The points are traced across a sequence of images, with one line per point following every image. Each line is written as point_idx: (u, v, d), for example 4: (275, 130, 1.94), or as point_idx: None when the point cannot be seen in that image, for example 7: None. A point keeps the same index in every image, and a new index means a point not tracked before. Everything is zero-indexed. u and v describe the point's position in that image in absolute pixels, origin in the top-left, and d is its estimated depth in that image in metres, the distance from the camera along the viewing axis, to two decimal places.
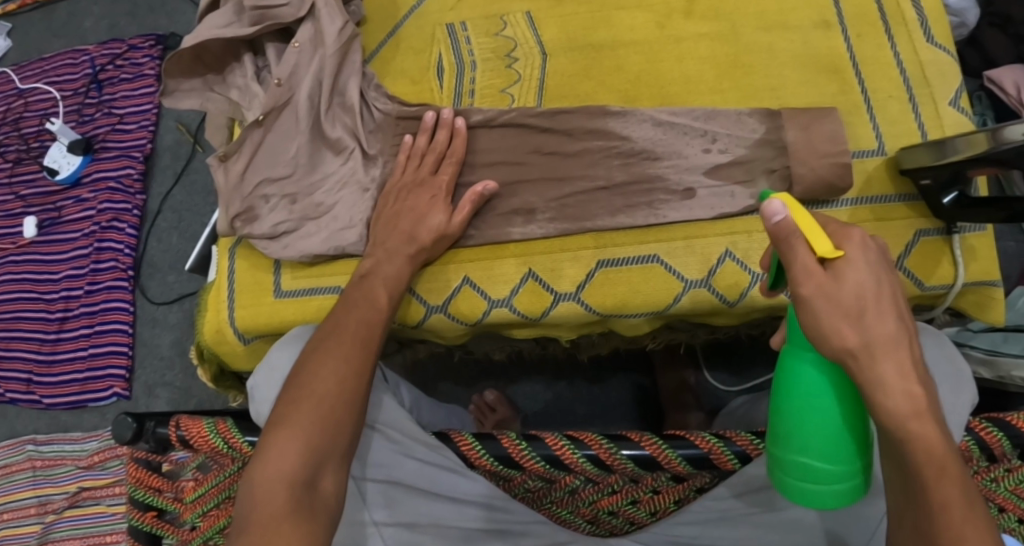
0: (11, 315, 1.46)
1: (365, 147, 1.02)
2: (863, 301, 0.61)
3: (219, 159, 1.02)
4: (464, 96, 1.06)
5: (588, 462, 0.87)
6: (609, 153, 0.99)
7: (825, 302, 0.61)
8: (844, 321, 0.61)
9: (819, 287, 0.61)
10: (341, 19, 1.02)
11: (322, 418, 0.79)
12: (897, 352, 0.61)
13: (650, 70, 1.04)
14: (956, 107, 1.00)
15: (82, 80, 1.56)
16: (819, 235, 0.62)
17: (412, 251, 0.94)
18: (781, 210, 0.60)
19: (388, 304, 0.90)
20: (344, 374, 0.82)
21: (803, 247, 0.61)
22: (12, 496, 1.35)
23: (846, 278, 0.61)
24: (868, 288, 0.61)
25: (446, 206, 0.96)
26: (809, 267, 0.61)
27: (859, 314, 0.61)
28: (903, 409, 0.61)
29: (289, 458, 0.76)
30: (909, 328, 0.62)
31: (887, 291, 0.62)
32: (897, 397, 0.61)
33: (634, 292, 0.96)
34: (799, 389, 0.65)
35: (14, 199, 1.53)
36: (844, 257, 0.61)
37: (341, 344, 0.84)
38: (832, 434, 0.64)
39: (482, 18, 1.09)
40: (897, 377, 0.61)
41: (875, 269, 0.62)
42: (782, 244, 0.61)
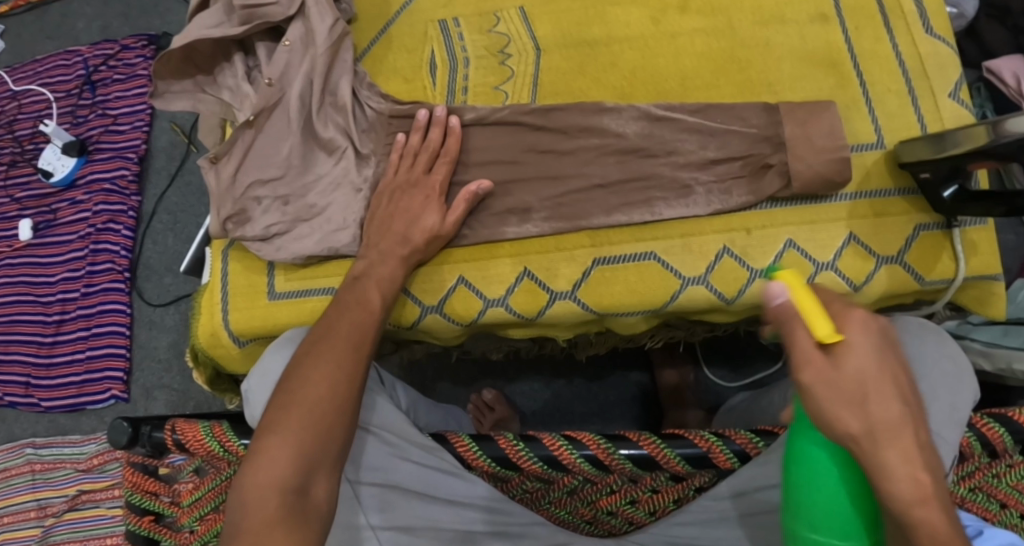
0: (8, 318, 1.46)
1: (358, 147, 1.01)
2: (865, 386, 0.60)
3: (210, 161, 1.00)
4: (458, 94, 1.04)
5: (586, 463, 0.87)
6: (604, 151, 0.98)
7: (825, 388, 0.60)
8: (847, 408, 0.60)
9: (818, 373, 0.60)
10: (331, 18, 1.01)
11: (313, 423, 0.78)
12: (901, 438, 0.60)
13: (645, 66, 1.02)
14: (956, 100, 0.99)
15: (74, 81, 1.55)
16: (822, 318, 0.59)
17: (406, 252, 0.94)
18: (781, 293, 0.60)
19: (381, 306, 0.89)
20: (336, 378, 0.81)
21: (803, 331, 0.60)
22: (10, 500, 1.35)
23: (847, 363, 0.60)
24: (870, 372, 0.60)
25: (440, 206, 0.95)
26: (807, 352, 0.60)
27: (863, 399, 0.60)
28: (909, 494, 0.60)
29: (280, 465, 0.75)
30: (915, 412, 0.62)
31: (889, 372, 0.61)
32: (902, 480, 0.60)
33: (630, 291, 0.95)
34: (807, 467, 0.64)
35: (10, 202, 1.52)
36: (844, 341, 0.60)
37: (334, 348, 0.83)
38: (839, 512, 0.64)
39: (474, 15, 1.08)
40: (901, 461, 0.60)
41: (876, 352, 0.60)
42: (782, 326, 0.61)
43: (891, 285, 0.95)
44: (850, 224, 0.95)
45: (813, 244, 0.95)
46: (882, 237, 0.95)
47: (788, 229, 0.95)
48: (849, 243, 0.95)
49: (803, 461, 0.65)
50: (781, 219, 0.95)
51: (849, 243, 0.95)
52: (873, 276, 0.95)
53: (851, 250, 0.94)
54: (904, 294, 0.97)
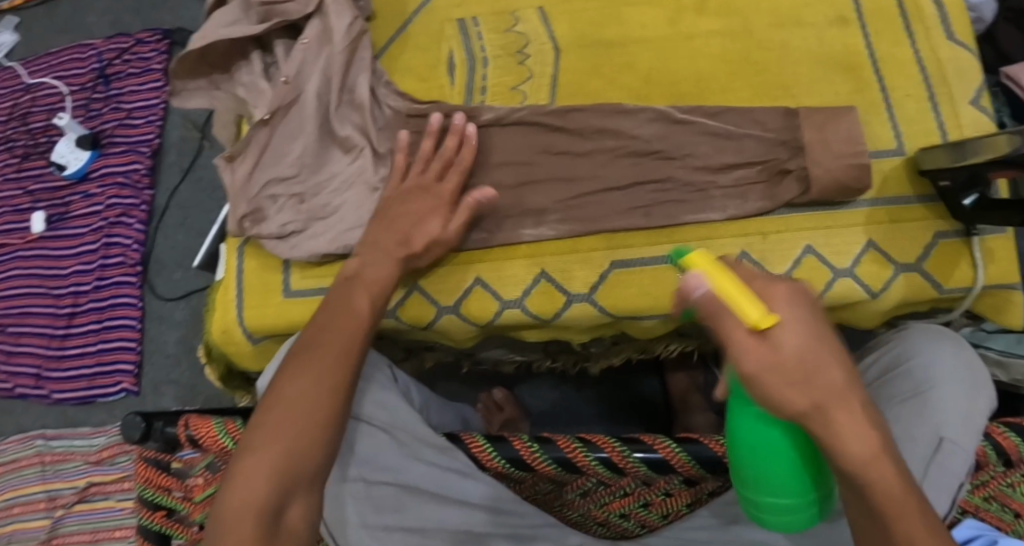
0: (20, 310, 1.46)
1: (375, 146, 1.00)
2: (806, 366, 0.60)
3: (226, 160, 1.01)
4: (475, 94, 1.04)
5: (600, 466, 0.87)
6: (621, 153, 0.97)
7: (767, 373, 0.60)
8: (793, 388, 0.60)
9: (758, 360, 0.60)
10: (349, 16, 1.02)
11: (288, 441, 0.75)
12: (849, 404, 0.61)
13: (663, 67, 1.02)
14: (976, 106, 0.98)
15: (89, 75, 1.55)
16: (746, 303, 0.60)
17: (405, 254, 0.91)
18: (701, 283, 0.62)
19: (370, 310, 0.86)
20: (312, 391, 0.77)
21: (732, 318, 0.60)
22: (21, 490, 1.36)
23: (783, 344, 0.60)
24: (808, 350, 0.60)
25: (444, 212, 0.94)
26: (743, 340, 0.60)
27: (806, 377, 0.60)
28: (861, 454, 0.61)
29: (253, 487, 0.72)
30: (855, 376, 0.62)
31: (825, 343, 0.61)
32: (853, 442, 0.61)
33: (646, 294, 0.95)
34: (757, 443, 0.66)
35: (22, 194, 1.52)
36: (777, 321, 0.60)
37: (315, 360, 0.80)
38: (791, 476, 0.66)
39: (492, 14, 1.07)
40: (855, 430, 0.61)
41: (811, 325, 0.61)
42: (713, 317, 0.62)
43: (908, 293, 0.95)
44: (867, 231, 0.94)
45: (831, 250, 0.94)
46: (898, 243, 0.94)
47: (805, 235, 0.95)
48: (867, 250, 0.94)
49: (751, 438, 0.66)
50: (798, 225, 0.95)
51: (867, 250, 0.94)
52: (890, 284, 0.94)
53: (868, 257, 0.94)
54: (920, 301, 0.96)
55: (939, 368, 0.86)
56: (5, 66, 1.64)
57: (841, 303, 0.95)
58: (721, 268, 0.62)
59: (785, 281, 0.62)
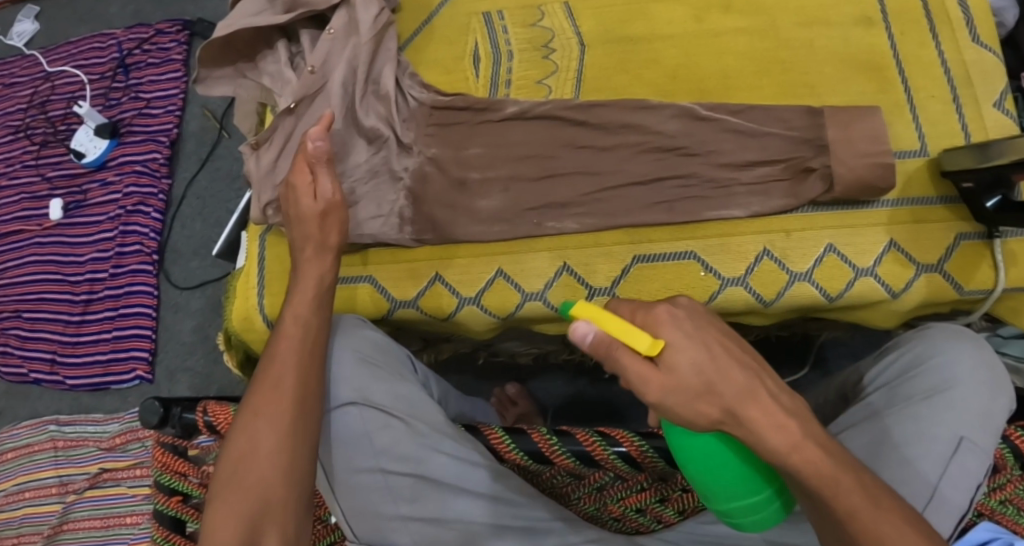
0: (36, 296, 1.46)
1: (399, 136, 1.01)
2: (705, 377, 0.63)
3: (251, 147, 1.01)
4: (500, 86, 1.04)
5: (619, 459, 0.87)
6: (644, 148, 0.97)
7: (672, 395, 0.63)
8: (699, 401, 0.63)
9: (660, 387, 0.63)
10: (376, 7, 1.02)
11: (257, 482, 0.74)
12: (757, 400, 0.64)
13: (689, 64, 1.02)
14: (1000, 109, 0.98)
15: (109, 64, 1.56)
16: (635, 334, 0.63)
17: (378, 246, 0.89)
18: (588, 328, 0.63)
19: (315, 320, 0.82)
20: (272, 426, 0.76)
21: (626, 352, 0.63)
22: (33, 475, 1.37)
23: (678, 364, 0.63)
24: (704, 362, 0.63)
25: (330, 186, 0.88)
26: (642, 371, 0.63)
27: (709, 389, 0.63)
28: (781, 444, 0.63)
29: (228, 532, 0.73)
30: (756, 369, 0.65)
31: (719, 350, 0.64)
32: (772, 436, 0.63)
33: (669, 289, 0.94)
34: (701, 459, 0.67)
35: (40, 181, 1.53)
36: (665, 344, 0.63)
37: (270, 392, 0.78)
38: (743, 478, 0.67)
39: (518, 8, 1.08)
40: (772, 426, 0.64)
41: (698, 340, 0.64)
42: (608, 357, 0.64)
43: (929, 293, 0.94)
44: (890, 231, 0.95)
45: (853, 249, 0.94)
46: (921, 244, 0.94)
47: (828, 234, 0.95)
48: (889, 250, 0.94)
49: (694, 454, 0.67)
50: (821, 223, 0.95)
51: (888, 250, 0.94)
52: (912, 284, 0.94)
53: (890, 257, 0.94)
54: (941, 302, 0.96)
55: (956, 374, 0.85)
56: (25, 54, 1.65)
57: (862, 302, 0.95)
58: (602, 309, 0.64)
59: (663, 304, 0.65)
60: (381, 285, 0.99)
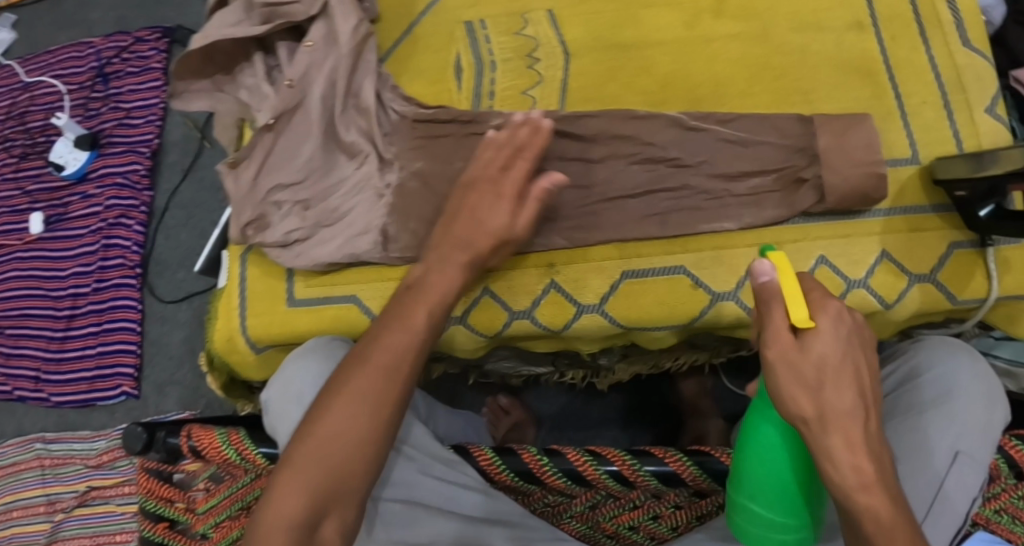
0: (19, 312, 1.44)
1: (381, 152, 0.98)
2: (823, 373, 0.65)
3: (229, 166, 0.98)
4: (483, 98, 1.01)
5: (611, 478, 0.89)
6: (633, 159, 0.94)
7: (786, 368, 0.65)
8: (804, 391, 0.65)
9: (783, 352, 0.65)
10: (356, 18, 0.99)
11: (332, 463, 0.75)
12: (849, 427, 0.65)
13: (677, 71, 1.00)
14: (993, 115, 0.96)
15: (87, 73, 1.53)
16: (799, 304, 0.65)
17: (466, 257, 0.85)
18: (768, 270, 0.65)
19: (425, 326, 0.81)
20: (360, 412, 0.77)
21: (779, 313, 0.66)
22: (19, 494, 1.35)
23: (812, 349, 0.65)
24: (836, 359, 0.65)
25: (511, 213, 0.86)
26: (779, 331, 0.65)
27: (818, 385, 0.65)
28: (849, 480, 0.65)
29: (293, 503, 0.74)
30: (866, 402, 0.66)
31: (850, 365, 0.66)
32: (843, 467, 0.65)
33: (659, 305, 0.92)
34: (759, 446, 0.72)
35: (20, 194, 1.50)
36: (816, 328, 0.65)
37: (365, 376, 0.78)
38: (783, 489, 0.71)
39: (502, 16, 1.05)
40: (845, 449, 0.65)
41: (843, 346, 0.66)
42: (762, 305, 0.67)
43: (923, 304, 0.93)
44: (882, 241, 0.93)
45: (846, 261, 0.92)
46: (914, 253, 0.92)
47: (821, 245, 0.93)
48: (881, 260, 0.92)
49: (755, 440, 0.72)
50: (814, 234, 0.93)
51: (881, 261, 0.92)
52: (904, 295, 0.92)
53: (883, 267, 0.92)
54: (934, 312, 0.94)
55: (958, 384, 0.84)
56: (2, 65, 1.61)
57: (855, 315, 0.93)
58: (791, 270, 0.67)
59: (838, 301, 0.67)
60: (365, 304, 0.97)
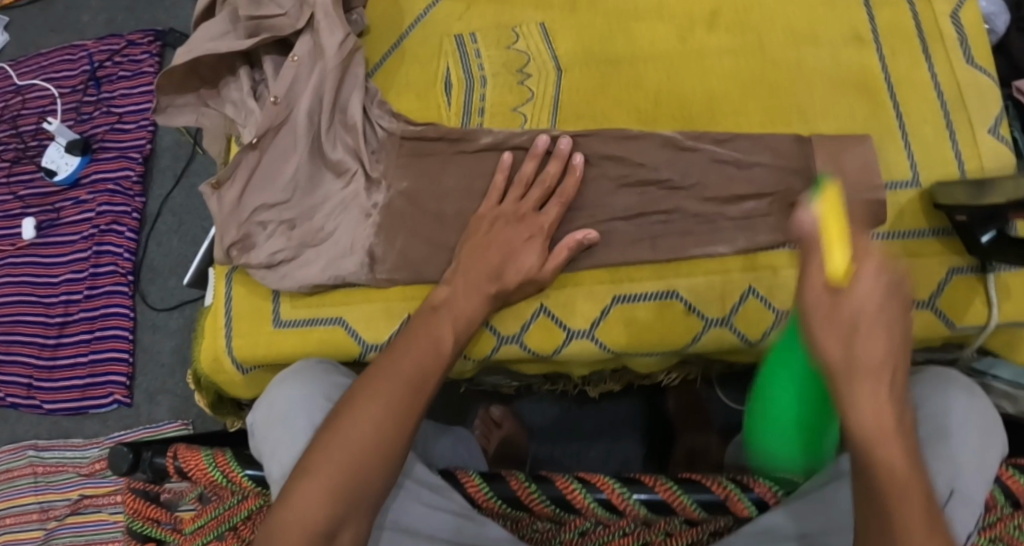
0: (11, 318, 1.42)
1: (368, 170, 0.96)
2: (856, 321, 0.61)
3: (212, 187, 0.95)
4: (473, 115, 0.98)
5: (599, 506, 0.87)
6: (623, 182, 0.92)
7: (820, 315, 0.62)
8: (837, 338, 0.62)
9: (817, 299, 0.62)
10: (341, 32, 0.96)
11: (349, 467, 0.76)
12: (877, 377, 0.62)
13: (671, 88, 0.97)
14: (996, 135, 0.93)
15: (79, 77, 1.51)
16: (840, 246, 0.60)
17: (495, 290, 0.88)
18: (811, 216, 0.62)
19: (451, 346, 0.84)
20: (383, 419, 0.78)
21: (820, 258, 0.61)
22: (13, 501, 1.34)
23: (850, 295, 0.61)
24: (875, 306, 0.61)
25: (542, 249, 0.89)
26: (816, 278, 0.62)
27: (850, 331, 0.61)
28: (870, 427, 0.62)
29: (312, 504, 0.74)
30: (901, 353, 0.62)
31: (888, 314, 0.61)
32: (868, 415, 0.62)
33: (650, 331, 0.90)
34: (776, 374, 0.78)
35: (13, 200, 1.48)
36: (855, 274, 0.61)
37: (389, 383, 0.80)
38: (792, 420, 0.78)
39: (492, 28, 1.02)
40: (873, 401, 0.62)
41: (884, 294, 0.61)
42: (804, 251, 0.63)
43: (921, 332, 0.90)
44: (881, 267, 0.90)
45: None
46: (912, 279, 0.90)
47: None
48: None
49: (777, 365, 0.78)
50: None
51: None
52: None
53: None
54: (931, 339, 0.92)
55: (951, 417, 0.81)
56: None
57: None
58: (839, 212, 0.62)
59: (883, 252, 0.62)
60: (352, 327, 0.95)
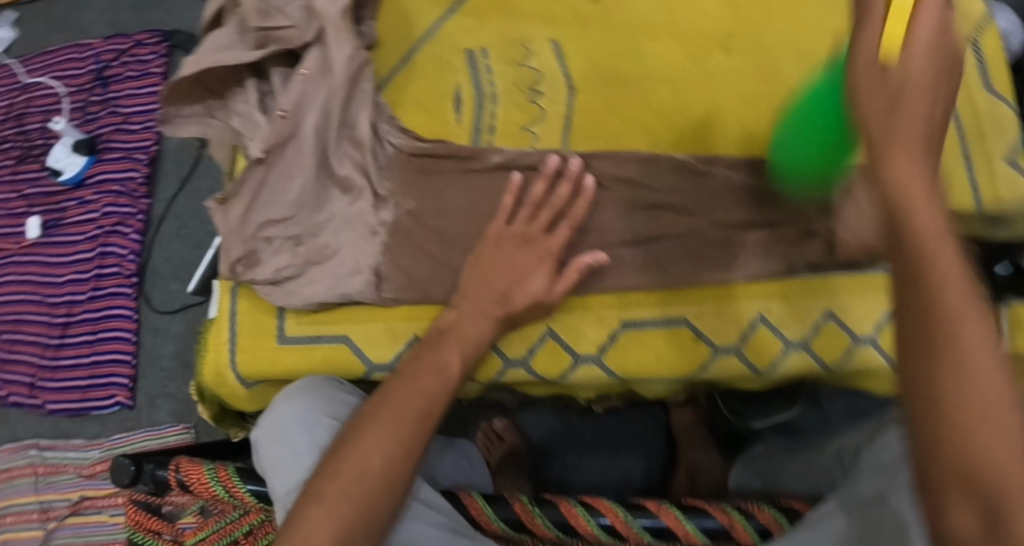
0: (14, 318, 1.42)
1: (375, 188, 0.95)
2: (906, 81, 0.56)
3: (219, 202, 0.95)
4: (483, 133, 0.97)
5: (602, 531, 0.87)
6: (633, 206, 0.91)
7: (869, 100, 0.57)
8: (882, 94, 0.57)
9: (865, 57, 0.57)
10: (351, 47, 0.95)
11: (359, 498, 0.75)
12: (911, 151, 0.56)
13: (685, 111, 0.95)
14: (1013, 164, 0.91)
15: (86, 76, 1.49)
16: (898, 22, 0.57)
17: (502, 313, 0.87)
18: None
19: (460, 372, 0.84)
20: (391, 448, 0.78)
21: (873, 23, 0.57)
22: (14, 500, 1.34)
23: (909, 60, 0.56)
24: (927, 77, 0.56)
25: (551, 271, 0.88)
26: (871, 35, 0.57)
27: (899, 92, 0.56)
28: (921, 228, 0.55)
29: (322, 531, 0.73)
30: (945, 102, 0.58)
31: (942, 84, 0.57)
32: (920, 215, 0.55)
33: (658, 358, 0.90)
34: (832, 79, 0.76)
35: (17, 198, 1.47)
36: (908, 46, 0.56)
37: (397, 411, 0.79)
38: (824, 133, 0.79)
39: (502, 43, 1.01)
40: (913, 175, 0.56)
41: (937, 62, 0.57)
42: (858, 29, 0.58)
43: None
44: (889, 299, 0.89)
45: (854, 316, 0.89)
46: None
47: (828, 300, 0.90)
48: (890, 318, 0.89)
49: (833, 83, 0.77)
50: (821, 289, 0.90)
51: (890, 318, 0.89)
52: None
53: (891, 325, 0.89)
54: None
55: None
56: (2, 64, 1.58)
57: (861, 371, 0.91)
58: None
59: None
60: (357, 345, 0.94)
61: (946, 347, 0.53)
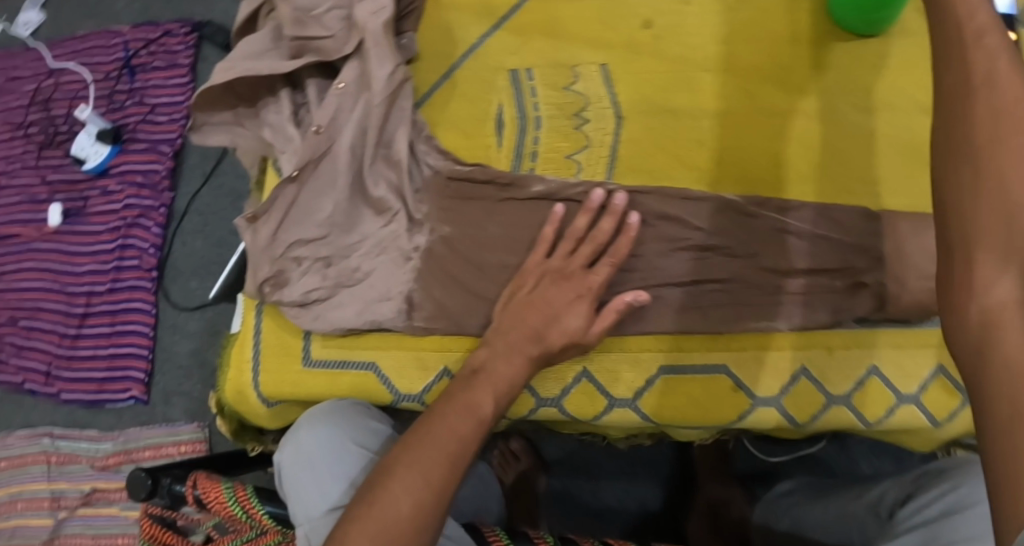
0: (32, 304, 1.39)
1: (411, 211, 0.92)
2: None
3: (248, 219, 0.91)
4: (525, 159, 0.94)
5: None
6: (678, 246, 0.88)
7: None
8: None
9: None
10: (391, 64, 0.91)
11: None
12: None
13: (736, 149, 0.91)
14: None
15: (112, 64, 1.45)
16: None
17: (537, 351, 0.83)
18: None
19: (492, 415, 0.80)
20: (421, 493, 0.74)
21: None
22: (25, 487, 1.32)
23: None
24: None
25: (588, 312, 0.83)
26: None
27: None
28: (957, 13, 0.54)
29: None
30: None
31: None
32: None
33: (696, 406, 0.87)
34: None
35: (40, 183, 1.44)
36: None
37: (427, 454, 0.76)
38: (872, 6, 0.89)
39: (549, 66, 0.97)
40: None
41: None
42: None
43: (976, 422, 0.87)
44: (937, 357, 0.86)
45: (899, 374, 0.86)
46: None
47: (874, 354, 0.86)
48: (936, 376, 0.86)
49: None
50: (868, 342, 0.87)
51: (935, 377, 0.86)
52: (957, 414, 0.86)
53: (936, 384, 0.86)
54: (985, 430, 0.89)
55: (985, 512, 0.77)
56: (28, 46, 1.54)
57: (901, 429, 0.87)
58: None
59: None
60: (384, 374, 0.91)
61: (972, 153, 0.52)
